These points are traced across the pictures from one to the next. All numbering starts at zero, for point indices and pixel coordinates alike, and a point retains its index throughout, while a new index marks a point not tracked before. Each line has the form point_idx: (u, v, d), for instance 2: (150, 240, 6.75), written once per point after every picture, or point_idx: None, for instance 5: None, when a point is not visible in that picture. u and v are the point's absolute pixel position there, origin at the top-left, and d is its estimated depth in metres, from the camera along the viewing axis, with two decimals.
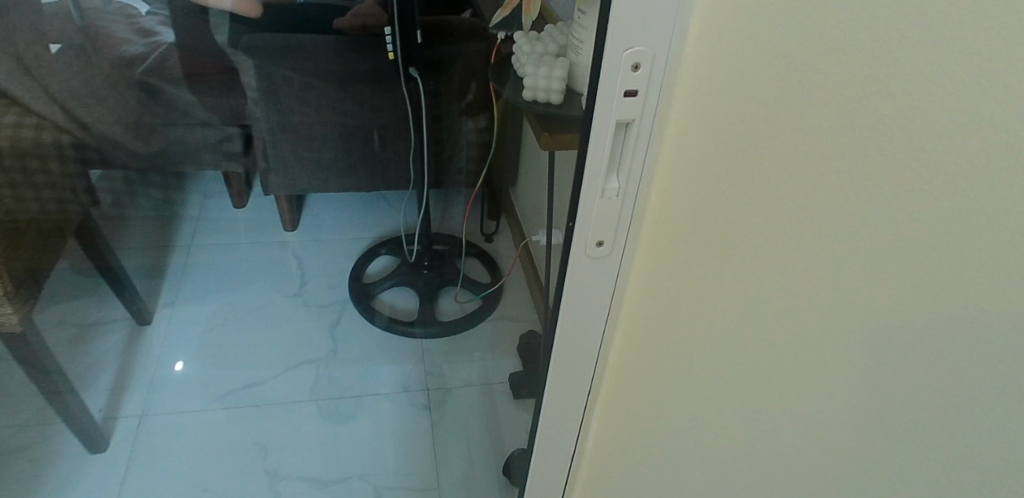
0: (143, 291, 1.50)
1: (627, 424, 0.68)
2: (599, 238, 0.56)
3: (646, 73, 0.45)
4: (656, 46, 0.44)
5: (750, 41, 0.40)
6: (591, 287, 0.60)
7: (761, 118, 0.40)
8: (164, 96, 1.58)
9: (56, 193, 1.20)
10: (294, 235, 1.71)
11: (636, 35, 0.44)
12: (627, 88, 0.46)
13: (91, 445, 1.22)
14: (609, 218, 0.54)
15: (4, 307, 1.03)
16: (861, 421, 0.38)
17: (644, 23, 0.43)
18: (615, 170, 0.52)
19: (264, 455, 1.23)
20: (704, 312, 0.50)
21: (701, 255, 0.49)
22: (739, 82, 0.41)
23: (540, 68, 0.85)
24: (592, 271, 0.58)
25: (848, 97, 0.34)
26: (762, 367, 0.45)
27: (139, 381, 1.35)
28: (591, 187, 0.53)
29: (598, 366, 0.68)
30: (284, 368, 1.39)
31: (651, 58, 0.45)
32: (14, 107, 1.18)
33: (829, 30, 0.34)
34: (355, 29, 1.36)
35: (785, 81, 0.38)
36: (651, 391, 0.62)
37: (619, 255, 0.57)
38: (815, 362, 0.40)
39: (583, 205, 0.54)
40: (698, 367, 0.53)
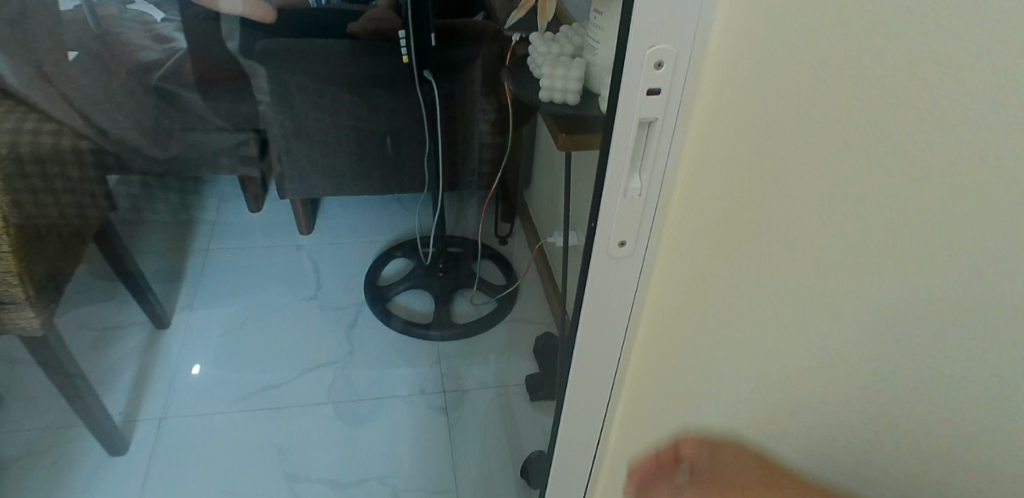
0: (162, 294, 1.51)
1: (644, 428, 0.67)
2: (621, 238, 0.56)
3: (670, 71, 0.45)
4: (679, 44, 0.44)
5: (778, 31, 0.39)
6: (612, 288, 0.60)
7: (788, 112, 0.40)
8: (181, 102, 1.59)
9: (75, 198, 1.21)
10: (310, 238, 1.72)
11: (658, 32, 0.43)
12: (650, 86, 0.46)
13: (112, 447, 1.23)
14: (632, 217, 0.54)
15: (26, 312, 1.05)
16: (874, 421, 0.37)
17: (667, 21, 0.43)
18: (638, 170, 0.51)
19: (283, 458, 1.23)
20: (726, 306, 0.50)
21: (723, 256, 0.49)
22: (765, 74, 0.41)
23: (557, 69, 0.85)
24: (614, 272, 0.58)
25: (879, 91, 0.33)
26: (788, 366, 0.44)
27: (159, 383, 1.37)
28: (614, 186, 0.53)
29: (622, 362, 0.68)
30: (301, 370, 1.40)
31: (674, 55, 0.44)
32: (35, 113, 1.17)
33: (857, 28, 0.34)
34: (367, 32, 1.37)
35: (813, 75, 0.37)
36: (670, 393, 0.61)
37: (642, 255, 0.57)
38: (838, 361, 0.39)
39: (605, 204, 0.54)
40: (721, 364, 0.52)
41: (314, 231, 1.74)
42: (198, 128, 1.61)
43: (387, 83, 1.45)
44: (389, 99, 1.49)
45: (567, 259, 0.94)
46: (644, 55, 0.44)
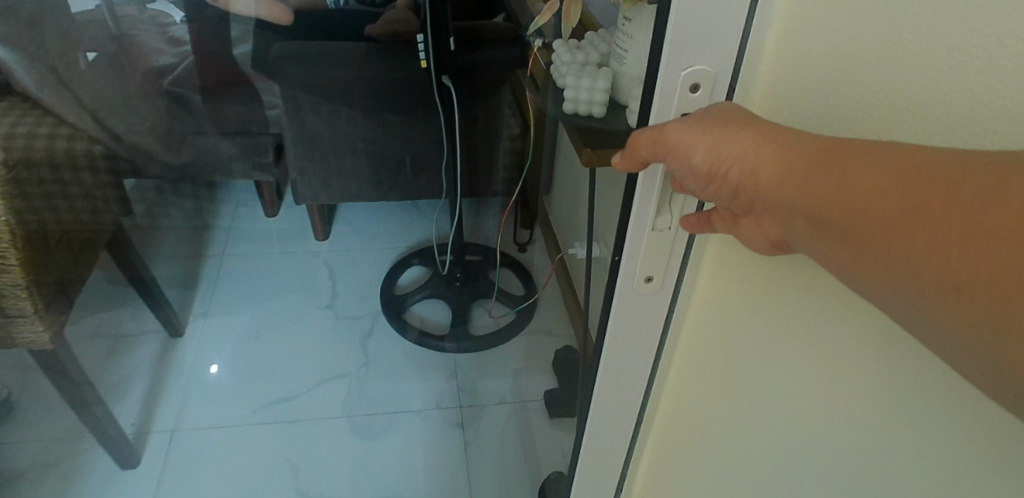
0: (176, 301, 1.50)
1: (679, 456, 0.68)
2: (648, 273, 0.54)
3: (707, 93, 0.43)
4: (719, 65, 0.42)
5: (843, 35, 0.38)
6: (635, 319, 0.58)
7: (859, 113, 0.37)
8: (192, 105, 1.58)
9: (89, 205, 1.20)
10: (326, 245, 1.69)
11: (697, 52, 0.42)
12: (683, 112, 0.44)
13: (123, 460, 1.22)
14: (661, 252, 0.53)
15: (35, 325, 1.03)
16: (923, 456, 0.38)
17: (709, 42, 0.41)
18: (667, 207, 0.49)
19: (296, 474, 1.21)
20: (775, 298, 0.48)
21: (759, 285, 0.49)
22: (835, 70, 0.39)
23: (581, 79, 0.80)
24: (645, 306, 0.57)
25: (969, 90, 0.31)
26: (825, 373, 0.44)
27: (173, 391, 1.35)
28: (642, 221, 0.51)
29: (665, 363, 0.64)
30: (315, 382, 1.38)
31: (712, 77, 0.43)
32: (49, 117, 1.15)
33: (936, 54, 0.32)
34: (387, 35, 1.29)
35: (889, 79, 0.35)
36: (704, 420, 0.62)
37: (670, 289, 0.56)
38: (880, 395, 0.40)
39: (630, 240, 0.52)
40: (760, 350, 0.51)
41: (331, 237, 1.71)
42: (211, 133, 1.61)
43: (404, 109, 1.44)
44: (406, 126, 1.48)
45: (590, 273, 0.90)
46: (679, 78, 0.42)
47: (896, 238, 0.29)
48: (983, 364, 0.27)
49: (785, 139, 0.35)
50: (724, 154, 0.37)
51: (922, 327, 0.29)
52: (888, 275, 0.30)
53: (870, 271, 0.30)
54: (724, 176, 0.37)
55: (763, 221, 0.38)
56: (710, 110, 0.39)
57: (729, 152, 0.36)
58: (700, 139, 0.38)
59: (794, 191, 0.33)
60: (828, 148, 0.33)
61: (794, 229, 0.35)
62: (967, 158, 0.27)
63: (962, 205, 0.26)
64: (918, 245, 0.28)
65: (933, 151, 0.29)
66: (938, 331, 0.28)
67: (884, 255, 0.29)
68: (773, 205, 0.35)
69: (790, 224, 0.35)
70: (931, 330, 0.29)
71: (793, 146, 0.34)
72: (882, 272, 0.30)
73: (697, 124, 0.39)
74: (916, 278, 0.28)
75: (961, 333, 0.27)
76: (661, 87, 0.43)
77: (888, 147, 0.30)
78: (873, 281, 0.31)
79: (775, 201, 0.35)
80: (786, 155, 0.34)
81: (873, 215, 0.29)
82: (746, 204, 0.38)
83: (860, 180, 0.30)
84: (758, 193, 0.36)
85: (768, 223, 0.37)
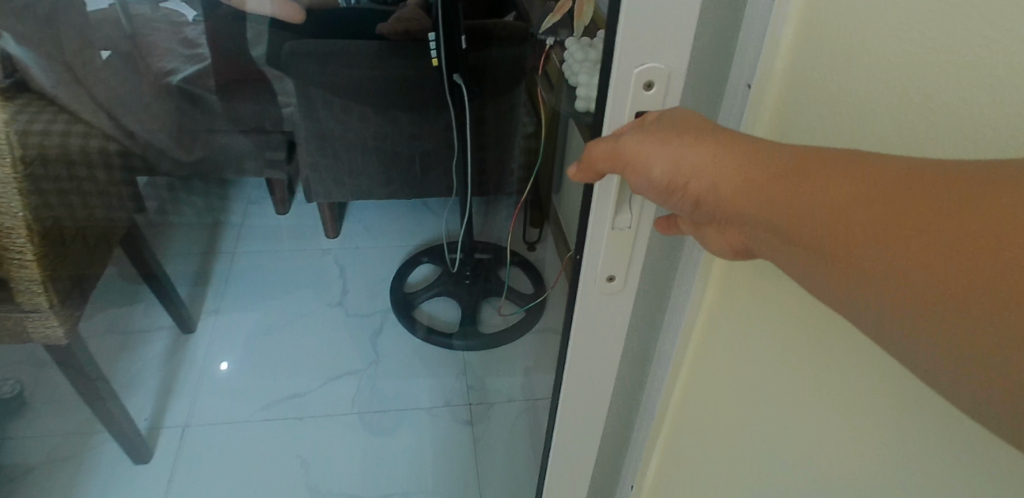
0: (188, 298, 1.51)
1: (687, 456, 0.71)
2: (610, 272, 0.54)
3: (660, 91, 0.44)
4: (671, 63, 0.42)
5: (864, 36, 0.38)
6: (604, 320, 0.58)
7: (878, 108, 0.38)
8: (204, 104, 1.59)
9: (103, 201, 1.21)
10: (336, 242, 1.70)
11: (650, 49, 0.42)
12: (638, 109, 0.44)
13: (136, 455, 1.23)
14: (621, 250, 0.52)
15: (50, 320, 1.04)
16: (917, 474, 0.42)
17: (656, 39, 0.41)
18: (626, 206, 0.49)
19: (307, 470, 1.22)
20: (788, 316, 0.51)
21: (769, 304, 0.53)
22: (853, 64, 0.40)
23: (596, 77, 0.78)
24: (607, 305, 0.56)
25: (991, 90, 0.32)
26: (831, 393, 0.48)
27: (185, 386, 1.37)
28: (600, 220, 0.50)
29: (681, 347, 0.66)
30: (326, 378, 1.38)
31: (665, 75, 0.43)
32: (64, 115, 1.15)
33: (960, 53, 0.33)
34: (399, 34, 1.30)
35: (909, 75, 0.36)
36: (710, 425, 0.65)
37: (633, 287, 0.55)
38: (881, 418, 0.44)
39: (591, 238, 0.52)
40: (780, 363, 0.53)
41: (341, 234, 1.71)
42: (223, 131, 1.61)
43: (411, 107, 1.45)
44: (414, 123, 1.49)
45: None
46: (632, 74, 0.42)
47: (865, 249, 0.30)
48: (951, 373, 0.29)
49: (749, 150, 0.36)
50: (685, 168, 0.38)
51: (889, 334, 0.31)
52: (858, 288, 0.31)
53: (836, 279, 0.32)
54: (686, 189, 0.38)
55: (726, 232, 0.39)
56: (666, 120, 0.40)
57: (692, 164, 0.37)
58: (661, 152, 0.39)
59: (757, 203, 0.34)
60: (790, 160, 0.34)
61: (758, 238, 0.36)
62: (931, 171, 0.29)
63: (929, 220, 0.28)
64: (888, 257, 0.29)
65: (893, 164, 0.30)
66: (907, 340, 0.30)
67: (852, 266, 0.31)
68: (739, 219, 0.36)
69: (753, 232, 0.36)
70: (898, 338, 0.30)
71: (757, 158, 0.35)
72: (852, 284, 0.31)
73: (655, 137, 0.40)
74: (886, 288, 0.29)
75: (930, 342, 0.29)
76: (614, 86, 0.43)
77: (849, 159, 0.32)
78: (844, 294, 0.32)
79: (737, 211, 0.36)
80: (749, 168, 0.35)
81: (841, 229, 0.31)
82: (706, 214, 0.39)
83: (825, 193, 0.31)
84: (720, 205, 0.37)
85: (731, 232, 0.38)
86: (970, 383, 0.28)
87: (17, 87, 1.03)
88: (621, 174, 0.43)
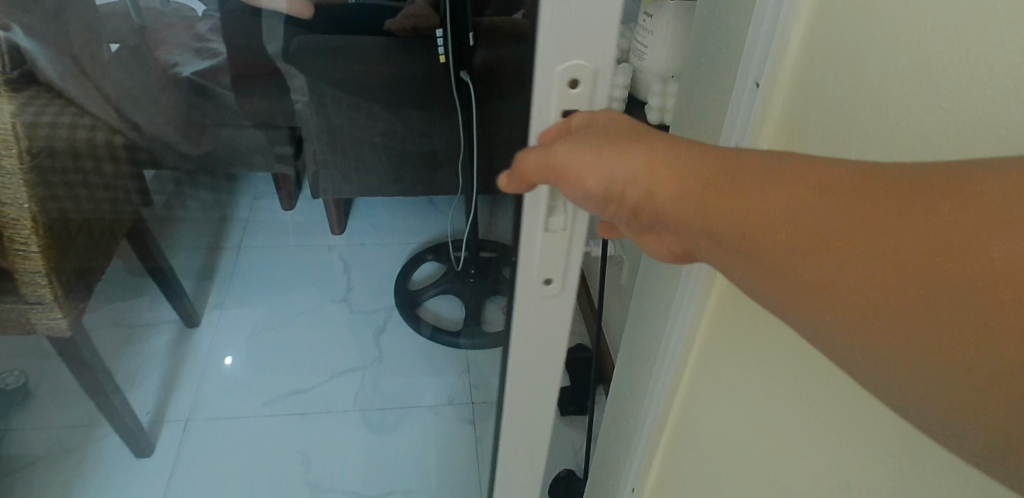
0: (193, 291, 1.51)
1: (683, 464, 0.71)
2: (547, 275, 0.52)
3: (587, 90, 0.42)
4: (596, 61, 0.41)
5: (874, 36, 0.40)
6: (549, 326, 0.56)
7: (890, 100, 0.39)
8: (215, 97, 1.56)
9: (110, 194, 1.21)
10: (342, 239, 1.70)
11: (572, 46, 0.40)
12: (566, 108, 0.43)
13: (137, 448, 1.23)
14: (557, 251, 0.50)
15: (55, 312, 1.04)
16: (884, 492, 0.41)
17: (576, 35, 0.39)
18: (559, 207, 0.48)
19: (308, 467, 1.22)
20: (769, 322, 0.52)
21: (756, 311, 0.53)
22: (864, 54, 0.41)
23: None
24: (545, 310, 0.54)
25: (1005, 91, 0.31)
26: (803, 402, 0.48)
27: (190, 377, 1.38)
28: (533, 221, 0.49)
29: (683, 349, 0.66)
30: (329, 375, 1.39)
31: (591, 73, 0.41)
32: (71, 107, 1.15)
33: (984, 48, 0.32)
34: (406, 31, 1.28)
35: (927, 68, 0.36)
36: (703, 432, 0.66)
37: (572, 291, 0.53)
38: (851, 434, 0.44)
39: (524, 241, 0.50)
40: (793, 395, 0.49)
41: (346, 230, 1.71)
42: (231, 125, 1.59)
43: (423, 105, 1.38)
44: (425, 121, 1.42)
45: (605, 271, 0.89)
46: (555, 72, 0.41)
47: (806, 259, 0.29)
48: (894, 386, 0.28)
49: (683, 154, 0.35)
50: (619, 177, 0.37)
51: (831, 347, 0.30)
52: (805, 300, 0.30)
53: (777, 289, 0.31)
54: (623, 198, 0.37)
55: (666, 238, 0.38)
56: (600, 127, 0.40)
57: (627, 170, 0.36)
58: (593, 161, 0.38)
59: (695, 212, 0.34)
60: (725, 165, 0.33)
61: (696, 246, 0.35)
62: (862, 175, 0.29)
63: (876, 229, 0.27)
64: (830, 268, 0.28)
65: (823, 170, 0.30)
66: (849, 352, 0.29)
67: (792, 277, 0.30)
68: (675, 226, 0.35)
69: (690, 240, 0.35)
70: (841, 351, 0.29)
71: (689, 164, 0.34)
72: (798, 296, 0.30)
73: (587, 143, 0.39)
74: (828, 301, 0.29)
75: (874, 356, 0.28)
76: (537, 86, 0.41)
77: (780, 166, 0.31)
78: (790, 304, 0.31)
79: (674, 219, 0.35)
80: (684, 174, 0.34)
81: (780, 239, 0.30)
82: (645, 223, 0.38)
83: (763, 203, 0.31)
84: (656, 213, 0.36)
85: (670, 239, 0.37)
86: (913, 395, 0.27)
87: (26, 79, 1.04)
88: (555, 183, 0.42)
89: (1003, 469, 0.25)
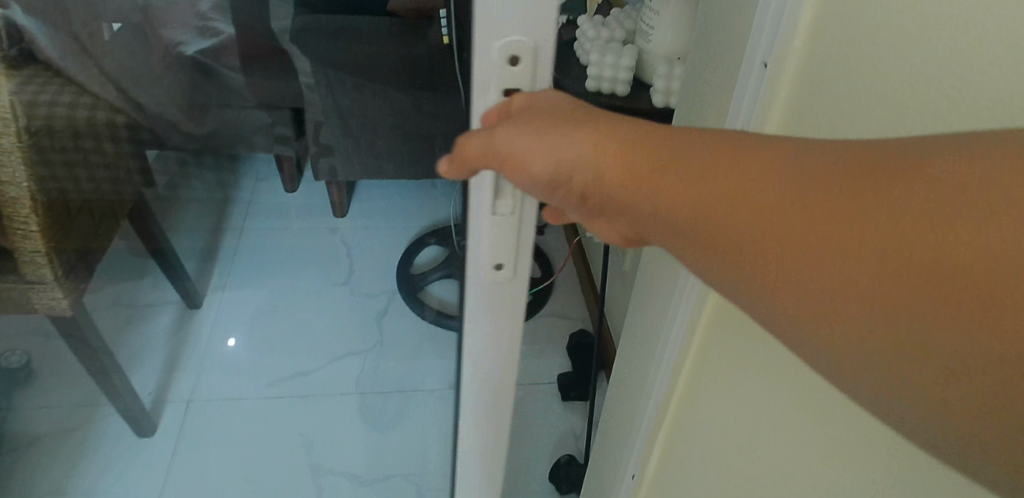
0: (195, 273, 1.51)
1: (683, 454, 0.72)
2: (498, 260, 0.50)
3: (528, 67, 0.40)
4: (535, 36, 0.39)
5: (882, 13, 0.39)
6: (504, 314, 0.54)
7: (897, 81, 0.38)
8: (220, 78, 1.42)
9: (111, 174, 1.21)
10: (345, 222, 1.48)
11: (510, 19, 0.38)
12: (507, 86, 0.41)
13: (138, 429, 1.25)
14: (507, 236, 0.49)
15: (55, 292, 1.04)
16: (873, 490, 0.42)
17: (511, 7, 0.37)
18: (505, 191, 0.46)
19: (310, 450, 1.25)
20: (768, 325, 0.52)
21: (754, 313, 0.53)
22: (876, 34, 0.39)
23: (605, 54, 0.77)
24: (497, 298, 0.53)
25: (1018, 69, 0.30)
26: (800, 403, 0.49)
27: (191, 357, 1.39)
28: (480, 205, 0.47)
29: (683, 342, 0.66)
30: (329, 359, 1.40)
31: (531, 49, 0.39)
32: (70, 86, 1.14)
33: (998, 26, 0.31)
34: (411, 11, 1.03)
35: (939, 47, 0.35)
36: (703, 426, 0.66)
37: (523, 278, 0.52)
38: (845, 437, 0.44)
39: (472, 225, 0.49)
40: (790, 396, 0.50)
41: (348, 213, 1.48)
42: (235, 105, 1.45)
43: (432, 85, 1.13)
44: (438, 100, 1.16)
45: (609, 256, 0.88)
46: (493, 48, 0.39)
47: (755, 244, 0.29)
48: (843, 369, 0.28)
49: (626, 138, 0.35)
50: (568, 161, 0.36)
51: (782, 330, 0.30)
52: (765, 287, 0.29)
53: (726, 273, 0.31)
54: (573, 182, 0.37)
55: (616, 221, 0.38)
56: (539, 108, 0.39)
57: (576, 155, 0.36)
58: (539, 146, 0.37)
59: (643, 197, 0.33)
60: (671, 149, 0.33)
61: (647, 230, 0.35)
62: (803, 158, 0.29)
63: (825, 212, 0.27)
64: (780, 253, 0.28)
65: (766, 154, 0.30)
66: (798, 336, 0.29)
67: (742, 262, 0.30)
68: (623, 211, 0.35)
69: (639, 224, 0.35)
70: (790, 335, 0.30)
71: (634, 148, 0.34)
72: (759, 283, 0.29)
73: (530, 130, 0.38)
74: (777, 285, 0.29)
75: (822, 341, 0.28)
76: (477, 61, 0.40)
77: (722, 149, 0.31)
78: (740, 288, 0.31)
79: (623, 205, 0.35)
80: (631, 157, 0.34)
81: (728, 224, 0.30)
82: (595, 208, 0.38)
83: (709, 188, 0.31)
84: (606, 198, 0.36)
85: (620, 223, 0.37)
86: (861, 377, 0.27)
87: (26, 58, 1.05)
88: (498, 167, 0.41)
89: (946, 444, 0.26)
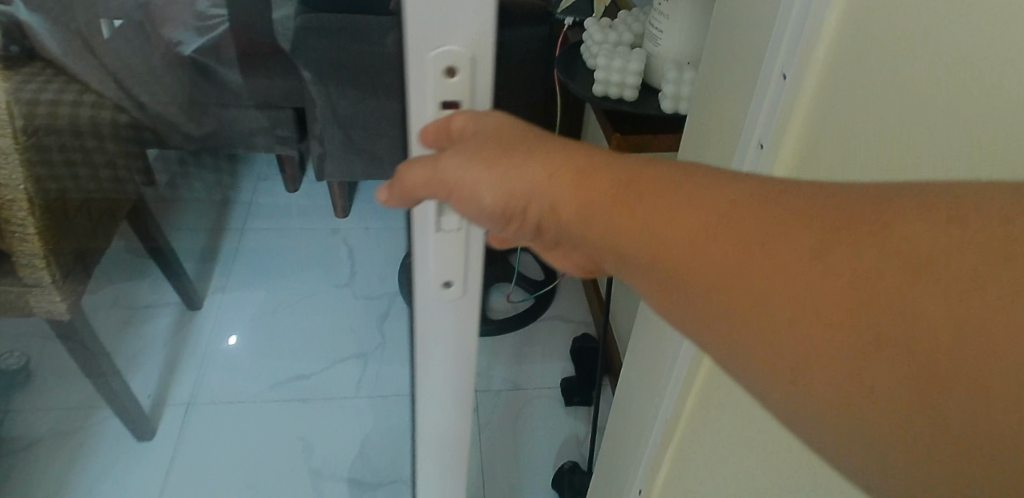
0: (194, 274, 1.50)
1: (696, 463, 0.71)
2: (446, 278, 0.51)
3: (465, 78, 0.41)
4: (470, 46, 0.40)
5: (912, 20, 0.38)
6: (454, 328, 0.55)
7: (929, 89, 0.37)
8: (216, 77, 1.48)
9: (112, 172, 1.20)
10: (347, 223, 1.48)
11: (442, 30, 0.39)
12: (445, 99, 0.42)
13: (138, 433, 1.24)
14: (453, 254, 0.49)
15: (53, 295, 1.03)
16: None
17: (443, 18, 0.38)
18: (446, 210, 0.46)
19: (309, 454, 1.24)
20: None
21: None
22: (907, 41, 0.38)
23: (612, 59, 0.75)
24: (444, 314, 0.53)
25: None
26: None
27: (192, 359, 1.38)
28: (423, 223, 0.47)
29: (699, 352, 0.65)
30: (331, 361, 1.39)
31: (467, 59, 0.40)
32: (74, 85, 1.12)
33: None
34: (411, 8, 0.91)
35: (974, 56, 0.34)
36: (716, 437, 0.65)
37: (473, 295, 0.52)
38: None
39: (417, 243, 0.49)
40: None
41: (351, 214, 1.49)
42: (231, 105, 1.52)
43: None
44: None
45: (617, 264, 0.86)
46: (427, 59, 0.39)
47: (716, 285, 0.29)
48: (796, 412, 0.28)
49: (587, 169, 0.34)
50: (519, 193, 0.36)
51: (736, 369, 0.30)
52: (737, 327, 0.29)
53: (684, 310, 0.31)
54: (524, 213, 0.37)
55: (575, 251, 0.38)
56: (477, 134, 0.39)
57: (531, 187, 0.35)
58: (487, 176, 0.37)
59: (606, 232, 0.33)
60: (633, 182, 0.33)
61: (605, 261, 0.35)
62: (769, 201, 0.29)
63: (795, 258, 0.27)
64: (745, 296, 0.28)
65: (729, 194, 0.30)
66: (754, 377, 0.29)
67: (702, 303, 0.30)
68: (581, 243, 0.35)
69: (596, 255, 0.35)
70: (747, 375, 0.30)
71: (592, 182, 0.34)
72: (730, 322, 0.29)
73: (475, 160, 0.37)
74: (738, 328, 0.29)
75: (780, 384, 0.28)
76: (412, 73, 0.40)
77: (685, 186, 0.31)
78: (698, 326, 0.31)
79: (581, 239, 0.35)
80: (591, 191, 0.34)
81: (690, 265, 0.30)
82: (551, 238, 0.38)
83: (672, 228, 0.30)
84: (561, 230, 0.36)
85: (575, 251, 0.37)
86: (812, 420, 0.28)
87: (27, 56, 1.02)
88: (442, 195, 0.41)
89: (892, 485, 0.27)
